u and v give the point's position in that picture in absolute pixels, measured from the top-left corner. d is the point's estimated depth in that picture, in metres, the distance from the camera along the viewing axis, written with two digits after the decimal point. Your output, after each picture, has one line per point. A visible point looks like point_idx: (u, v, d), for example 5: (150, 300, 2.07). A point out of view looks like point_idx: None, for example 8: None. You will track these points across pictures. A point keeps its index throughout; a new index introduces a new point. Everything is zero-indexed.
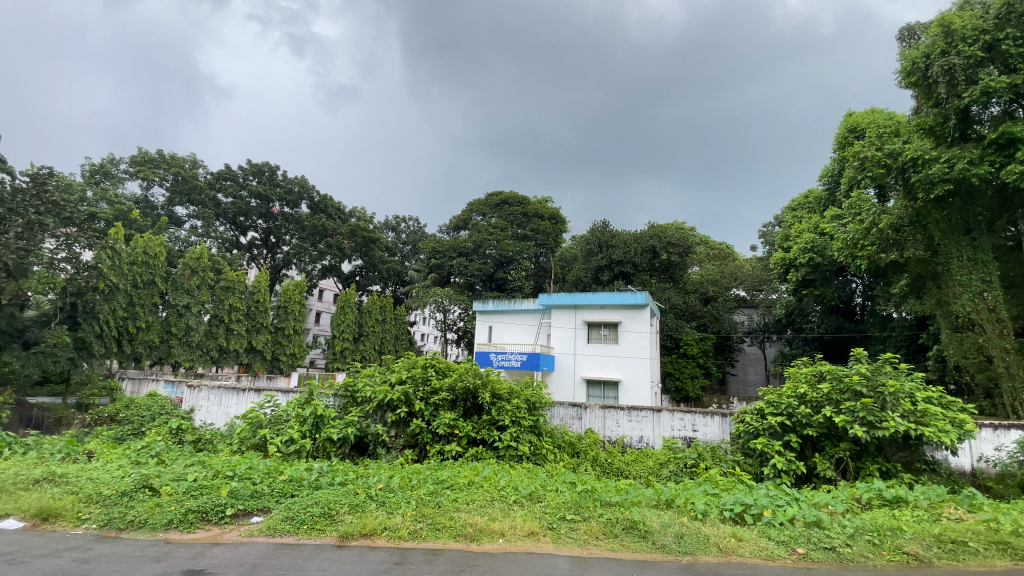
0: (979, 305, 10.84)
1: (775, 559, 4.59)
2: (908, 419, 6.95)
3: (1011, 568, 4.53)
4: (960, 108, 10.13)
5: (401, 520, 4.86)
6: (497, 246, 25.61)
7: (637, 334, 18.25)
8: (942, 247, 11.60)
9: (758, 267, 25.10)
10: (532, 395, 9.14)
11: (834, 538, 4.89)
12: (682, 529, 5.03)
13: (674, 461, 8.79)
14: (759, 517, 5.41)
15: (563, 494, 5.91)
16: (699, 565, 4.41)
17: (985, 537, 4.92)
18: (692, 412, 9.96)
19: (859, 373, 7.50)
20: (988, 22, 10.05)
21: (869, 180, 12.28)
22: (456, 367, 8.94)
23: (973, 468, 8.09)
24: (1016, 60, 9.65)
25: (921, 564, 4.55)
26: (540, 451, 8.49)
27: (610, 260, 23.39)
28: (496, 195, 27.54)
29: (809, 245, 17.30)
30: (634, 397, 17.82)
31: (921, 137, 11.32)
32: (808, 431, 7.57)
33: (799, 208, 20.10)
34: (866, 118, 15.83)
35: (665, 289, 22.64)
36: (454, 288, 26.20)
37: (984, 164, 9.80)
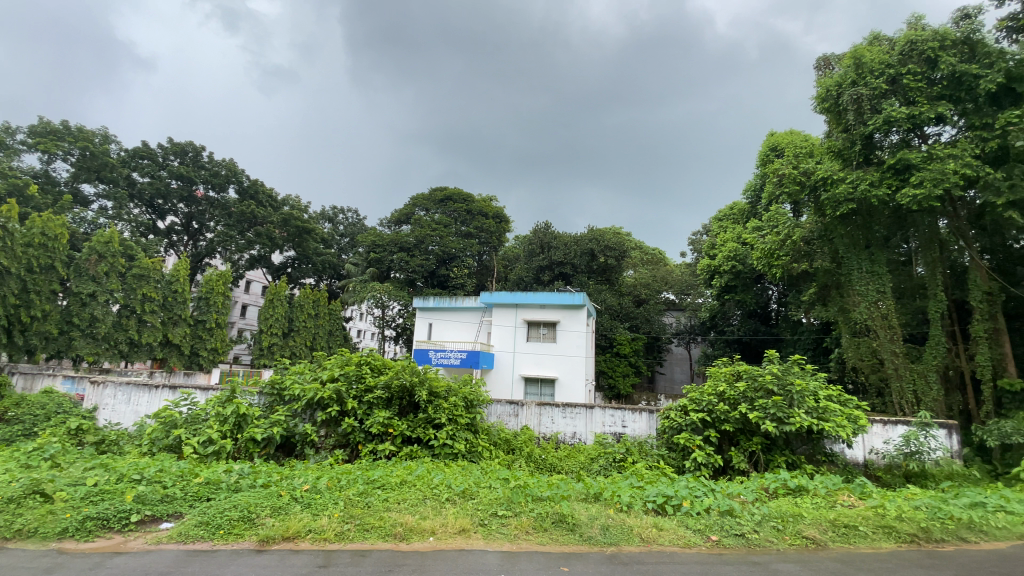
0: (874, 313, 12.08)
1: (691, 546, 4.90)
2: (812, 415, 7.68)
3: (894, 549, 5.10)
4: (865, 134, 11.17)
5: (328, 521, 4.70)
6: (440, 242, 25.37)
7: (575, 334, 18.71)
8: (845, 260, 12.69)
9: (687, 273, 26.30)
10: (471, 393, 9.11)
11: (744, 525, 5.29)
12: (608, 521, 5.25)
13: (604, 456, 9.13)
14: (679, 508, 5.75)
15: (496, 491, 5.96)
16: (622, 556, 4.60)
17: (874, 523, 5.51)
18: (622, 409, 10.37)
19: (772, 373, 8.15)
20: (893, 58, 11.13)
21: (785, 196, 13.30)
22: (392, 364, 8.76)
23: (865, 459, 8.82)
24: (914, 94, 10.74)
25: (818, 547, 5.03)
26: (475, 448, 8.49)
27: (552, 260, 23.90)
28: (440, 190, 27.20)
29: (732, 254, 18.73)
30: (570, 395, 18.30)
31: (831, 158, 12.36)
32: (725, 427, 8.10)
33: (724, 218, 21.45)
34: (786, 138, 17.18)
35: (601, 291, 23.41)
36: (394, 283, 25.63)
37: (882, 187, 10.87)
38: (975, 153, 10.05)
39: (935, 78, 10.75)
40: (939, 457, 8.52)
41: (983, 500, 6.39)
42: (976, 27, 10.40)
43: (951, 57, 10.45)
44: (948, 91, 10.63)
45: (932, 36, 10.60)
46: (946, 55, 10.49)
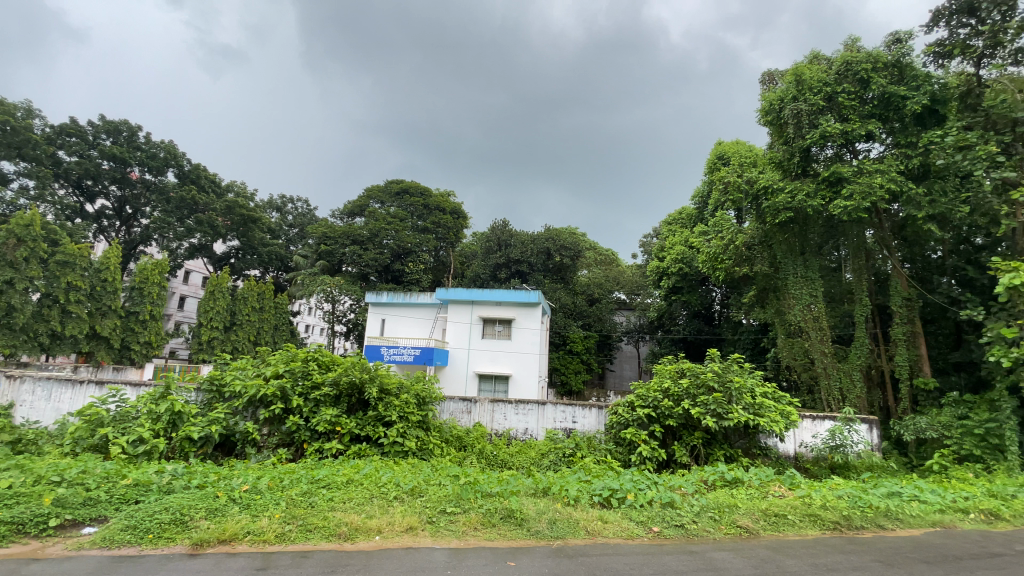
0: (807, 316, 12.91)
1: (634, 537, 5.08)
2: (749, 410, 8.13)
3: (818, 535, 5.49)
4: (803, 147, 11.87)
5: (268, 523, 4.53)
6: (395, 236, 24.89)
7: (530, 331, 18.88)
8: (783, 265, 13.48)
9: (638, 273, 27.03)
10: (423, 390, 9.03)
11: (684, 516, 5.55)
12: (555, 515, 5.36)
13: (554, 451, 9.30)
14: (623, 501, 5.96)
15: (446, 488, 5.94)
16: (568, 549, 4.70)
17: (801, 511, 5.91)
18: (573, 405, 10.58)
19: (713, 371, 8.55)
20: (831, 76, 11.85)
21: (730, 203, 13.96)
22: (341, 360, 8.56)
23: (796, 452, 9.39)
24: (847, 112, 11.48)
25: (750, 535, 5.34)
26: (426, 445, 8.42)
27: (508, 258, 23.98)
28: (396, 183, 26.72)
29: (680, 256, 19.42)
30: (523, 391, 18.48)
31: (773, 168, 13.04)
32: (669, 422, 8.44)
33: (674, 222, 22.24)
34: (732, 148, 18.01)
35: (556, 290, 23.73)
36: (346, 277, 24.97)
37: (817, 198, 11.60)
38: (899, 169, 10.87)
39: (867, 97, 11.52)
40: (861, 449, 9.22)
41: (898, 490, 6.97)
42: (904, 51, 11.19)
43: (881, 78, 11.22)
44: (878, 110, 11.40)
45: (866, 58, 11.34)
46: (877, 77, 11.27)
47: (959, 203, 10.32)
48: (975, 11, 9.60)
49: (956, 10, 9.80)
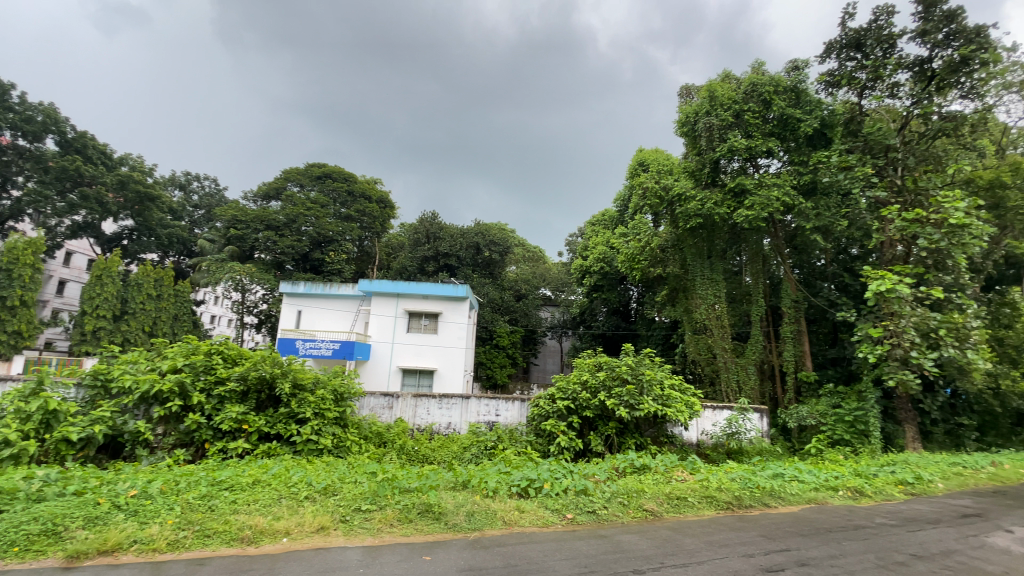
0: (711, 314, 14.06)
1: (548, 525, 5.27)
2: (658, 401, 8.71)
3: (712, 515, 6.02)
4: (713, 159, 12.83)
5: (159, 530, 4.18)
6: (315, 223, 23.69)
7: (456, 325, 18.81)
8: (692, 267, 14.55)
9: (563, 271, 27.80)
10: (341, 385, 8.74)
11: (596, 502, 5.85)
12: (473, 508, 5.43)
13: (476, 445, 9.37)
14: (540, 490, 6.17)
15: (361, 485, 5.80)
16: (485, 540, 4.78)
17: (699, 494, 6.45)
18: (496, 398, 10.72)
19: (627, 364, 9.06)
20: (739, 95, 12.83)
21: (647, 207, 14.80)
22: (250, 354, 8.08)
23: (698, 439, 10.19)
24: (752, 129, 12.52)
25: (654, 517, 5.75)
26: (343, 443, 8.15)
27: (436, 251, 23.68)
28: (318, 167, 25.32)
29: (602, 256, 20.42)
30: (447, 386, 18.43)
31: (686, 177, 13.96)
32: (586, 413, 8.83)
33: (597, 223, 23.17)
34: (651, 155, 19.06)
35: (484, 284, 23.80)
36: (258, 265, 23.44)
37: (723, 207, 12.62)
38: (793, 185, 12.08)
39: (769, 117, 12.62)
40: (753, 436, 10.21)
41: (782, 471, 7.82)
42: (801, 78, 12.34)
43: (781, 101, 12.34)
44: (778, 129, 12.54)
45: (770, 81, 12.39)
46: (777, 99, 12.36)
47: (839, 217, 11.68)
48: (861, 46, 10.75)
49: (845, 45, 10.92)
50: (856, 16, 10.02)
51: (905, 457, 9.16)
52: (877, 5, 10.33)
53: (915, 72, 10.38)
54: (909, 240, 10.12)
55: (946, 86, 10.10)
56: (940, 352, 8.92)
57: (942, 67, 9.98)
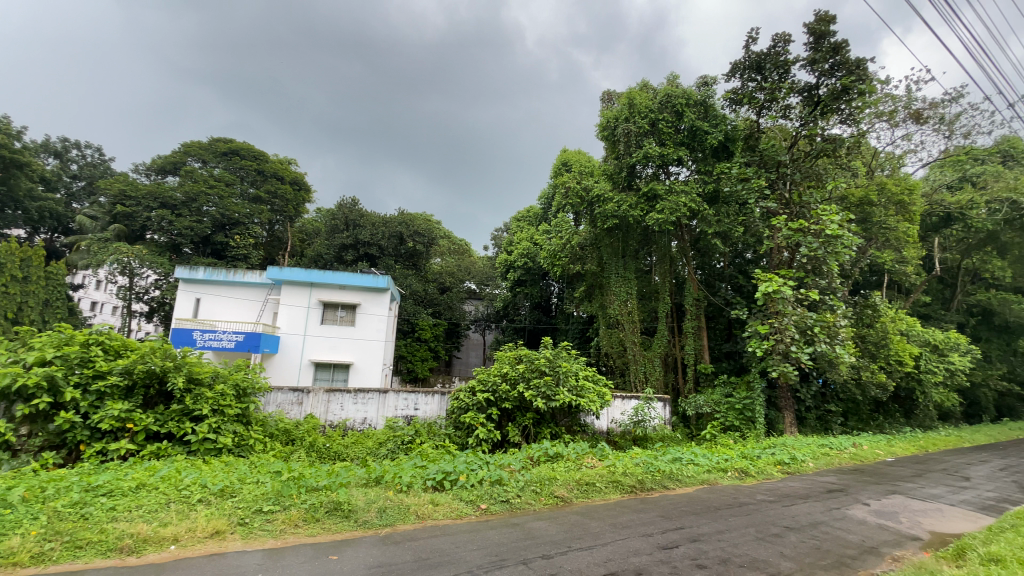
0: (624, 310, 14.90)
1: (462, 516, 5.33)
2: (573, 392, 9.08)
3: (617, 498, 6.42)
4: (630, 164, 13.50)
5: (18, 543, 3.68)
6: (218, 203, 21.77)
7: (375, 318, 18.29)
8: (608, 265, 15.29)
9: (488, 265, 27.98)
10: (244, 380, 8.18)
11: (510, 492, 6.00)
12: (386, 503, 5.34)
13: (392, 440, 9.23)
14: (455, 482, 6.22)
15: (264, 485, 5.49)
16: (396, 535, 4.73)
17: (607, 479, 6.83)
18: (415, 392, 10.58)
19: (545, 357, 9.34)
20: (655, 104, 13.56)
21: (569, 206, 15.30)
22: (137, 346, 7.34)
23: (608, 428, 10.75)
24: (665, 137, 13.32)
25: (564, 503, 6.02)
26: (245, 441, 7.67)
27: (357, 240, 22.74)
28: (223, 142, 23.21)
29: (525, 251, 20.91)
30: (364, 379, 17.90)
31: (605, 178, 14.57)
32: (505, 404, 8.99)
33: (522, 219, 23.53)
34: (574, 156, 19.70)
35: (406, 276, 23.28)
36: (150, 247, 21.21)
37: (637, 209, 13.37)
38: (699, 192, 13.05)
39: (680, 127, 13.49)
40: (656, 423, 11.01)
41: (680, 456, 8.49)
42: (709, 94, 13.29)
43: (692, 113, 13.24)
44: (688, 140, 13.44)
45: (682, 93, 13.21)
46: (689, 111, 13.24)
47: (736, 224, 12.83)
48: (761, 68, 11.80)
49: (747, 66, 11.92)
50: (757, 41, 10.97)
51: (783, 440, 10.32)
52: (776, 32, 11.37)
53: (804, 97, 11.58)
54: (794, 247, 11.34)
55: (828, 112, 11.40)
56: (814, 347, 10.12)
57: (826, 94, 11.24)
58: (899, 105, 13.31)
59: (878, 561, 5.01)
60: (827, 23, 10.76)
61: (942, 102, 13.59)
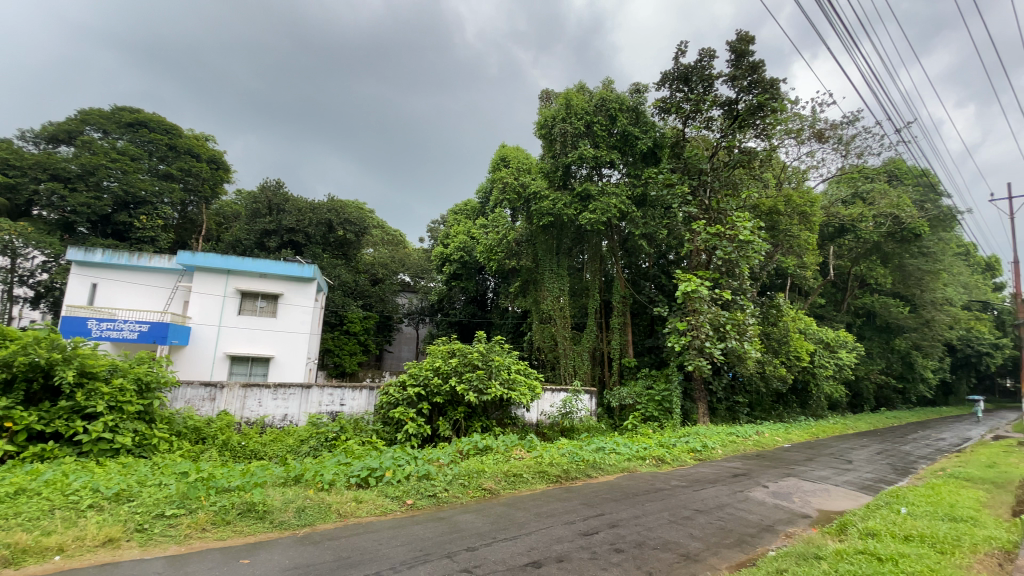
0: (556, 306, 15.30)
1: (387, 513, 5.24)
2: (505, 385, 9.18)
3: (543, 488, 6.60)
4: (565, 164, 13.79)
5: None
6: (121, 179, 19.70)
7: (300, 309, 17.45)
8: (543, 261, 15.59)
9: (423, 257, 27.51)
10: (147, 374, 7.48)
11: (437, 486, 5.99)
12: (305, 503, 5.13)
13: (315, 437, 8.88)
14: (380, 479, 6.10)
15: (167, 488, 5.08)
16: (315, 535, 4.56)
17: (534, 470, 7.00)
18: (342, 387, 10.23)
19: (478, 351, 9.38)
20: (590, 107, 13.91)
21: (506, 202, 15.41)
22: (18, 335, 6.52)
23: (537, 420, 11.00)
24: (599, 140, 13.73)
25: (492, 495, 6.10)
26: (148, 441, 7.05)
27: (281, 225, 21.50)
28: (129, 112, 20.92)
29: (461, 245, 20.78)
30: (286, 373, 17.02)
31: (541, 176, 14.79)
32: (436, 399, 8.92)
33: (459, 212, 23.39)
34: (512, 152, 19.86)
35: (336, 266, 22.35)
36: (37, 224, 18.85)
37: (571, 208, 13.73)
38: (629, 194, 13.61)
39: (613, 131, 13.95)
40: (583, 414, 11.44)
41: (604, 445, 8.87)
42: (641, 101, 13.85)
43: (624, 118, 13.71)
44: (620, 144, 13.93)
45: (616, 98, 13.66)
46: (621, 116, 13.70)
47: (661, 227, 13.58)
48: (687, 80, 12.48)
49: (676, 77, 12.55)
50: (686, 55, 11.58)
51: (697, 429, 11.09)
52: (702, 47, 12.07)
53: (725, 110, 12.42)
54: (711, 250, 12.16)
55: (745, 126, 12.30)
56: (725, 343, 10.95)
57: (744, 109, 12.11)
58: (805, 124, 14.65)
59: (774, 538, 5.53)
60: (747, 43, 11.59)
61: (841, 124, 15.11)
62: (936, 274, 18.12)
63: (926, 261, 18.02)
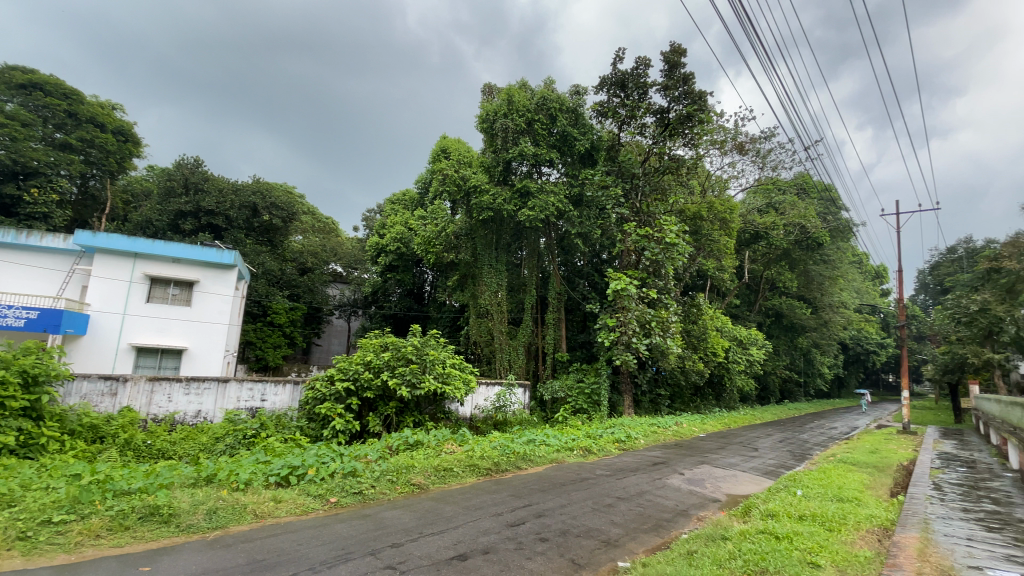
0: (493, 301, 15.40)
1: (307, 512, 5.06)
2: (438, 379, 9.14)
3: (473, 481, 6.65)
4: (506, 159, 13.80)
5: None
6: (9, 146, 17.50)
7: (218, 298, 16.31)
8: (481, 255, 15.60)
9: (357, 247, 26.59)
10: (35, 367, 6.67)
11: (363, 483, 5.86)
12: (216, 504, 4.84)
13: (232, 434, 8.39)
14: (302, 477, 5.89)
15: (56, 491, 4.60)
16: (227, 538, 4.33)
17: (465, 464, 7.03)
18: (263, 382, 9.70)
19: (412, 345, 9.24)
20: (531, 104, 13.93)
21: (446, 194, 15.21)
22: None
23: (471, 414, 11.02)
24: (539, 138, 13.81)
25: (421, 490, 6.07)
26: (34, 442, 6.33)
27: (199, 207, 19.93)
28: (20, 70, 18.37)
29: (398, 236, 20.29)
30: (202, 366, 15.88)
31: (481, 170, 14.74)
32: (366, 394, 8.68)
33: (397, 202, 22.86)
34: (454, 144, 19.66)
35: (260, 253, 21.06)
36: None
37: (511, 204, 13.81)
38: (567, 193, 13.83)
39: (553, 130, 14.07)
40: (516, 407, 11.64)
41: (534, 438, 9.07)
42: (580, 103, 14.15)
43: (564, 119, 13.86)
44: (558, 143, 14.06)
45: (556, 98, 13.78)
46: (561, 116, 13.87)
47: (595, 226, 14.01)
48: (624, 86, 12.91)
49: (613, 82, 12.93)
50: (623, 61, 11.97)
51: (622, 420, 11.64)
52: (638, 55, 12.53)
53: (658, 118, 13.00)
54: (640, 250, 12.72)
55: (675, 134, 12.96)
56: (650, 339, 11.55)
57: (674, 118, 12.74)
58: (728, 137, 15.68)
59: (687, 522, 5.94)
60: (679, 55, 12.19)
61: (759, 138, 16.30)
62: (834, 279, 20.12)
63: (827, 268, 19.95)
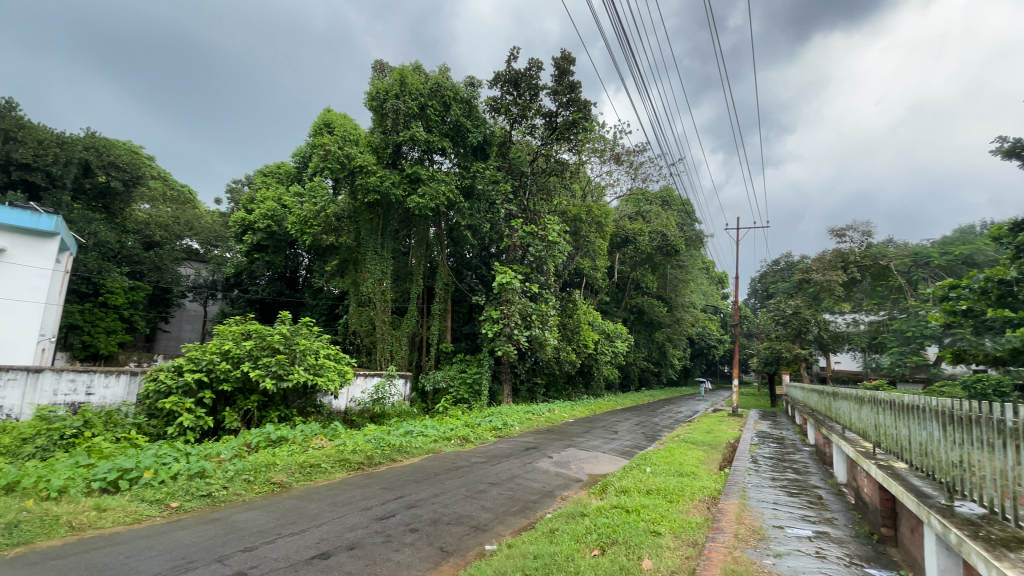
0: (377, 289, 14.84)
1: (142, 520, 4.51)
2: (309, 370, 8.62)
3: (342, 477, 6.44)
4: (396, 142, 13.32)
5: None
6: None
7: (30, 273, 13.51)
8: (365, 241, 14.97)
9: (219, 221, 23.50)
10: None
11: (213, 484, 5.36)
12: (19, 517, 4.08)
13: (45, 435, 6.97)
14: (136, 480, 5.21)
15: None
16: (32, 556, 3.68)
17: (333, 459, 6.77)
18: (90, 372, 8.27)
19: (280, 334, 8.61)
20: (425, 89, 13.48)
21: (327, 171, 14.25)
22: None
23: (345, 407, 10.49)
24: (432, 124, 13.51)
25: (282, 489, 5.73)
26: None
27: (8, 158, 16.26)
28: None
29: (270, 213, 18.62)
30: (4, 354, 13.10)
31: (368, 150, 14.02)
32: (222, 386, 7.87)
33: (270, 174, 20.93)
34: (338, 119, 18.47)
35: (92, 220, 17.83)
36: None
37: (399, 188, 13.41)
38: (458, 183, 13.77)
39: (446, 118, 13.78)
40: (395, 399, 11.52)
41: (411, 429, 9.00)
42: (474, 95, 14.16)
43: (457, 108, 13.68)
44: (451, 133, 13.85)
45: (451, 86, 13.50)
46: (455, 106, 13.68)
47: (484, 220, 14.25)
48: (517, 85, 13.25)
49: (507, 80, 13.20)
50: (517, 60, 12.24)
51: (499, 408, 12.07)
52: (531, 57, 12.92)
53: (547, 121, 13.58)
54: (525, 247, 13.21)
55: (561, 138, 13.71)
56: (530, 331, 12.16)
57: (562, 123, 13.44)
58: (607, 147, 16.93)
59: (551, 502, 6.40)
60: (569, 62, 12.80)
61: (633, 151, 17.85)
62: (687, 282, 22.92)
63: (682, 272, 22.61)
